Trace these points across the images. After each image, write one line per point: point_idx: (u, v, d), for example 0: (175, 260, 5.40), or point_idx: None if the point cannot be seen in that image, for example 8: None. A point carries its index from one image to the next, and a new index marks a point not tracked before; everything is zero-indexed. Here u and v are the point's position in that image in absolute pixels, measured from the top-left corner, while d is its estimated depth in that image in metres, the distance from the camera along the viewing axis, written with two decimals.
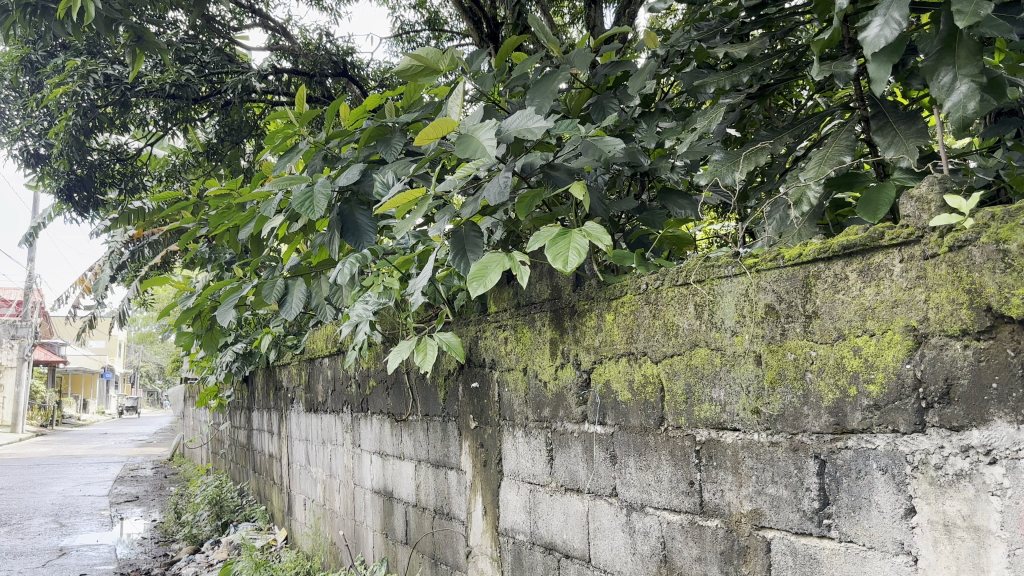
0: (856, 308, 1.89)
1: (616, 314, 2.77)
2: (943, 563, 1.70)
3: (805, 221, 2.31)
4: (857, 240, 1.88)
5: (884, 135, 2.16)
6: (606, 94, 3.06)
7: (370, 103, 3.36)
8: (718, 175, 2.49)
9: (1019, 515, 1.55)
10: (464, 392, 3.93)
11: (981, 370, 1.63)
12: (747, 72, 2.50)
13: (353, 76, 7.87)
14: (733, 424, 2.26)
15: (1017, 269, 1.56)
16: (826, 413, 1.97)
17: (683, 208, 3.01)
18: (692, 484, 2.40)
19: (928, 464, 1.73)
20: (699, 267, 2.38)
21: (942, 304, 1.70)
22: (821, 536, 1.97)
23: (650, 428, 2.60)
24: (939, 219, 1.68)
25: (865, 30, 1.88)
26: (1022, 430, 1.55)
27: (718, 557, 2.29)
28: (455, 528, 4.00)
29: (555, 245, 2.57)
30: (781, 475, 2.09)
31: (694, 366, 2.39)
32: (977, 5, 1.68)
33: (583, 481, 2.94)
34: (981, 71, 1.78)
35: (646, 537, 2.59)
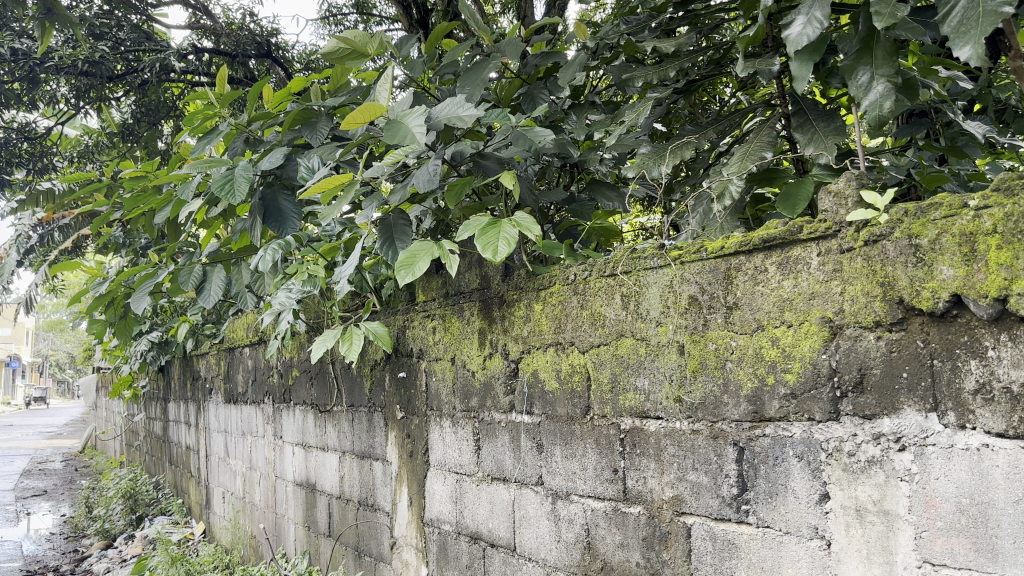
0: (774, 300, 1.95)
1: (544, 304, 2.78)
2: (854, 546, 1.77)
3: (727, 215, 2.37)
4: (777, 234, 1.93)
5: (804, 132, 2.22)
6: (536, 85, 3.10)
7: (295, 86, 3.27)
8: (645, 168, 2.52)
9: (925, 500, 1.63)
10: (390, 382, 3.89)
11: (892, 360, 1.70)
12: (674, 67, 2.54)
13: (277, 58, 7.63)
14: (656, 413, 2.30)
15: (928, 263, 1.63)
16: (745, 402, 2.03)
17: (611, 200, 3.06)
18: (616, 472, 2.44)
19: (842, 451, 1.80)
20: (625, 258, 2.41)
21: (857, 297, 1.77)
22: (739, 521, 2.03)
23: (576, 417, 2.63)
24: (856, 214, 1.74)
25: (789, 28, 1.94)
26: (929, 418, 1.63)
27: (640, 542, 2.34)
28: (379, 520, 3.97)
29: (485, 234, 2.55)
30: (701, 462, 2.15)
31: (620, 355, 2.43)
32: (896, 7, 1.73)
33: (509, 470, 2.96)
34: (896, 72, 1.85)
35: (571, 524, 2.62)
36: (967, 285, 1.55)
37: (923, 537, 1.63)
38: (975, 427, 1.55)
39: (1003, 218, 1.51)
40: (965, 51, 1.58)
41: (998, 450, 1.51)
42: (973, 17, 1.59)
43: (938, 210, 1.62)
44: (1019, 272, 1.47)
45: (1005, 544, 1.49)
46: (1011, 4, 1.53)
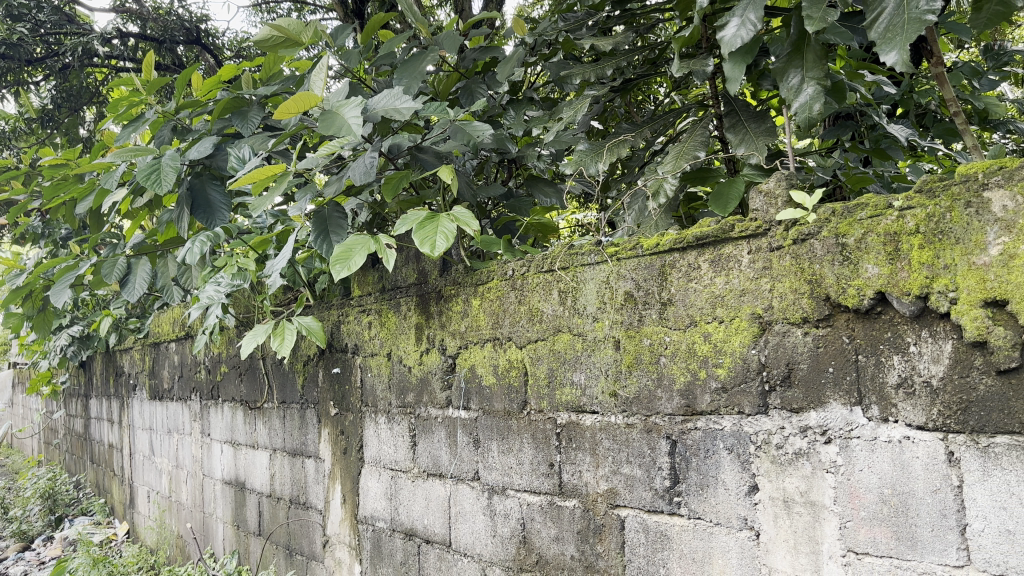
0: (707, 296, 1.99)
1: (482, 300, 2.78)
2: (781, 537, 1.82)
3: (662, 212, 2.40)
4: (709, 232, 1.97)
5: (736, 132, 2.27)
6: (475, 79, 3.09)
7: (225, 73, 3.19)
8: (582, 165, 2.54)
9: (850, 491, 1.69)
10: (324, 378, 3.84)
11: (819, 355, 1.75)
12: (611, 66, 2.57)
13: (207, 45, 7.41)
14: (592, 407, 2.33)
15: (853, 262, 1.68)
16: (678, 396, 2.07)
17: (549, 196, 3.08)
18: (552, 466, 2.46)
19: (770, 444, 1.85)
20: (563, 254, 2.42)
21: (786, 293, 1.81)
22: (671, 513, 2.07)
23: (513, 412, 2.63)
24: (785, 214, 1.79)
25: (723, 29, 1.97)
26: (854, 411, 1.68)
27: (575, 535, 2.36)
28: (312, 518, 3.91)
29: (422, 228, 2.53)
30: (635, 456, 2.18)
31: (557, 351, 2.45)
32: (826, 12, 1.78)
33: (445, 466, 2.95)
34: (825, 75, 1.91)
35: (507, 519, 2.63)
36: (891, 283, 1.61)
37: (848, 526, 1.69)
38: (897, 420, 1.61)
39: (925, 218, 1.57)
40: (891, 57, 1.64)
41: (919, 442, 1.57)
42: (899, 24, 1.64)
43: (864, 210, 1.68)
44: (940, 270, 1.53)
45: (924, 531, 1.56)
46: (934, 13, 1.59)
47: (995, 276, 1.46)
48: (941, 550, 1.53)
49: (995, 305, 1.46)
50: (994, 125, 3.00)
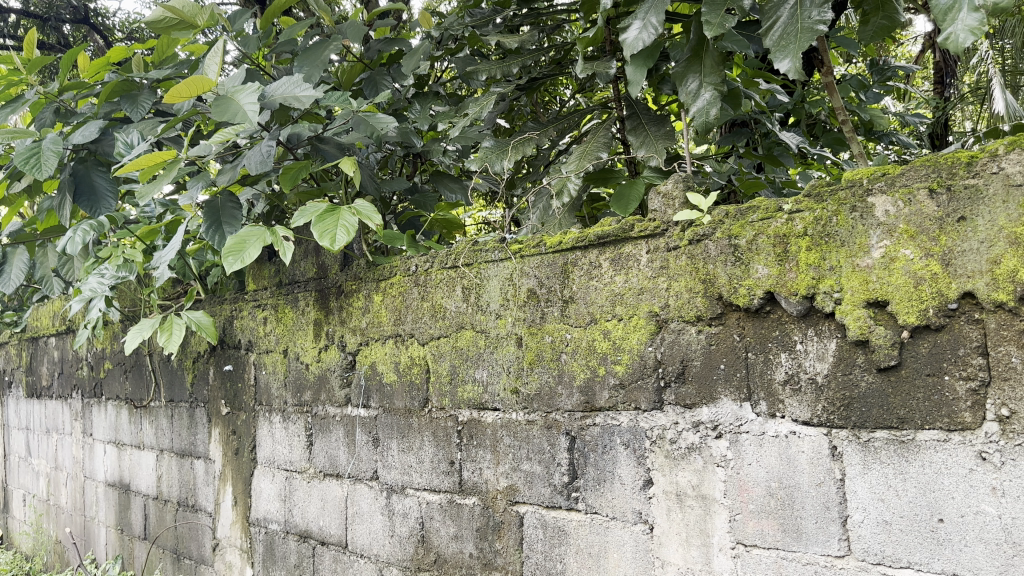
0: (607, 294, 2.01)
1: (384, 295, 2.74)
2: (674, 530, 1.86)
3: (565, 211, 2.41)
4: (611, 231, 1.99)
5: (637, 135, 2.31)
6: (379, 70, 3.02)
7: (114, 55, 3.01)
8: (487, 162, 2.53)
9: (739, 484, 1.74)
10: (215, 375, 3.69)
11: (711, 352, 1.80)
12: (517, 64, 2.56)
13: (97, 25, 7.01)
14: (493, 404, 2.32)
15: (744, 263, 1.73)
16: (577, 392, 2.08)
17: (454, 193, 3.08)
18: (453, 463, 2.44)
19: (665, 439, 1.88)
20: (467, 251, 2.41)
21: (681, 292, 1.85)
22: (569, 508, 2.09)
23: (413, 410, 2.60)
24: (682, 215, 1.83)
25: (626, 32, 1.98)
26: (743, 407, 1.73)
27: (474, 533, 2.35)
28: (201, 520, 3.76)
29: (322, 221, 2.46)
30: (535, 452, 2.18)
31: (460, 348, 2.43)
32: (723, 18, 1.81)
33: (343, 466, 2.88)
34: (722, 81, 1.95)
35: (405, 519, 2.60)
36: (779, 283, 1.66)
37: (737, 519, 1.74)
38: (784, 415, 1.66)
39: (813, 221, 1.62)
40: (784, 64, 1.69)
41: (804, 437, 1.63)
42: (792, 32, 1.70)
43: (755, 213, 1.72)
44: (826, 272, 1.59)
45: (808, 524, 1.62)
46: (825, 23, 1.66)
47: (877, 278, 1.52)
48: (824, 541, 1.60)
49: (876, 306, 1.53)
50: (878, 135, 3.18)
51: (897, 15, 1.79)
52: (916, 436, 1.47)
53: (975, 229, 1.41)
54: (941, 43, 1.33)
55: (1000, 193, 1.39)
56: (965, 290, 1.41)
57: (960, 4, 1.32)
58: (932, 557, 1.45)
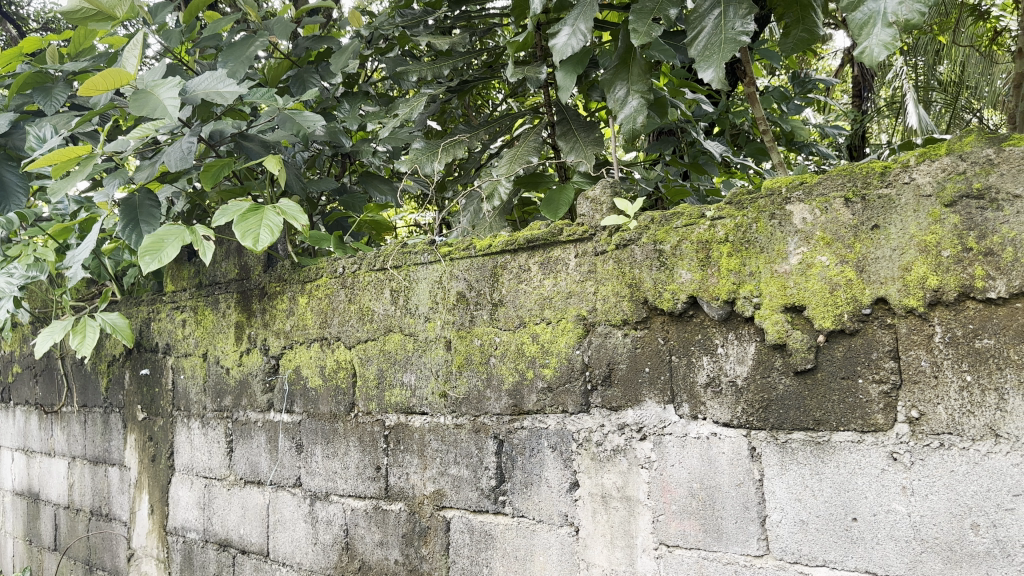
0: (535, 298, 2.01)
1: (309, 298, 2.68)
2: (599, 532, 1.87)
3: (495, 214, 2.40)
4: (539, 234, 2.00)
5: (567, 140, 2.33)
6: (307, 68, 2.97)
7: (26, 45, 2.88)
8: (417, 163, 2.50)
9: (662, 485, 1.76)
10: (131, 379, 3.56)
11: (637, 356, 1.81)
12: (448, 66, 2.55)
13: (11, 15, 6.71)
14: (421, 408, 2.29)
15: (669, 267, 1.75)
16: (505, 395, 2.07)
17: (384, 194, 3.06)
18: (379, 469, 2.40)
19: (591, 441, 1.89)
20: (395, 253, 2.38)
21: (608, 296, 1.86)
22: (496, 512, 2.09)
23: (339, 415, 2.55)
24: (609, 219, 1.85)
25: (555, 37, 1.98)
26: (667, 409, 1.76)
27: (400, 540, 2.32)
28: (115, 530, 3.61)
29: (244, 220, 2.39)
30: (462, 456, 2.17)
31: (388, 351, 2.39)
32: (651, 27, 1.82)
33: (264, 472, 2.81)
34: (648, 89, 1.98)
35: (328, 526, 2.55)
36: (702, 288, 1.69)
37: (660, 520, 1.76)
38: (706, 417, 1.69)
39: (734, 228, 1.66)
40: (708, 74, 1.72)
41: (724, 438, 1.66)
42: (716, 43, 1.73)
43: (679, 219, 1.75)
44: (746, 277, 1.62)
45: (728, 524, 1.65)
46: (747, 34, 1.70)
47: (794, 283, 1.56)
48: (743, 541, 1.63)
49: (794, 311, 1.56)
50: (798, 146, 3.26)
51: (816, 29, 1.84)
52: (832, 438, 1.51)
53: (888, 237, 1.45)
54: (857, 57, 1.37)
55: (912, 203, 1.43)
56: (878, 296, 1.46)
57: (875, 19, 1.37)
58: (846, 555, 1.49)
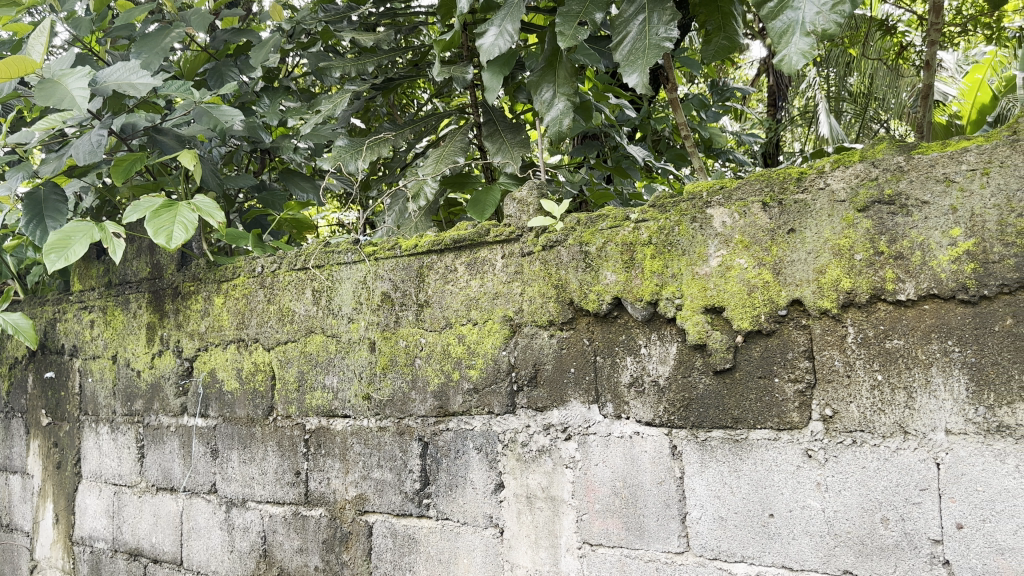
0: (462, 298, 2.00)
1: (226, 298, 2.60)
2: (523, 532, 1.87)
3: (421, 214, 2.38)
4: (466, 235, 1.99)
5: (493, 141, 2.32)
6: (225, 61, 2.88)
7: None
8: (341, 161, 2.45)
9: (586, 485, 1.78)
10: (34, 383, 3.38)
11: (562, 356, 1.82)
12: (372, 63, 2.51)
13: None
14: (343, 411, 2.25)
15: (594, 269, 1.77)
16: (431, 397, 2.05)
17: (305, 191, 2.97)
18: (298, 474, 2.35)
19: (516, 442, 1.90)
20: (317, 252, 2.33)
21: (534, 297, 1.87)
22: (420, 515, 2.06)
23: (257, 419, 2.48)
24: (535, 221, 1.85)
25: (482, 37, 1.97)
26: (591, 409, 1.78)
27: (320, 545, 2.27)
28: (15, 542, 3.42)
29: (157, 217, 2.30)
30: (386, 459, 2.14)
31: (309, 353, 2.34)
32: (577, 30, 1.82)
33: (177, 479, 2.71)
34: (574, 92, 1.99)
35: (245, 533, 2.47)
36: (626, 289, 1.71)
37: (584, 519, 1.77)
38: (629, 417, 1.71)
39: (657, 230, 1.68)
40: (633, 78, 1.74)
41: (647, 437, 1.69)
42: (640, 48, 1.75)
43: (604, 221, 1.77)
44: (668, 279, 1.65)
45: (650, 521, 1.68)
46: (670, 41, 1.73)
47: (714, 285, 1.59)
48: (664, 538, 1.66)
49: (713, 312, 1.59)
50: (716, 153, 3.35)
51: (736, 37, 1.88)
52: (749, 435, 1.55)
53: (803, 240, 1.50)
54: (777, 64, 1.41)
55: (826, 208, 1.48)
56: (793, 298, 1.50)
57: (794, 28, 1.41)
58: (763, 551, 1.53)
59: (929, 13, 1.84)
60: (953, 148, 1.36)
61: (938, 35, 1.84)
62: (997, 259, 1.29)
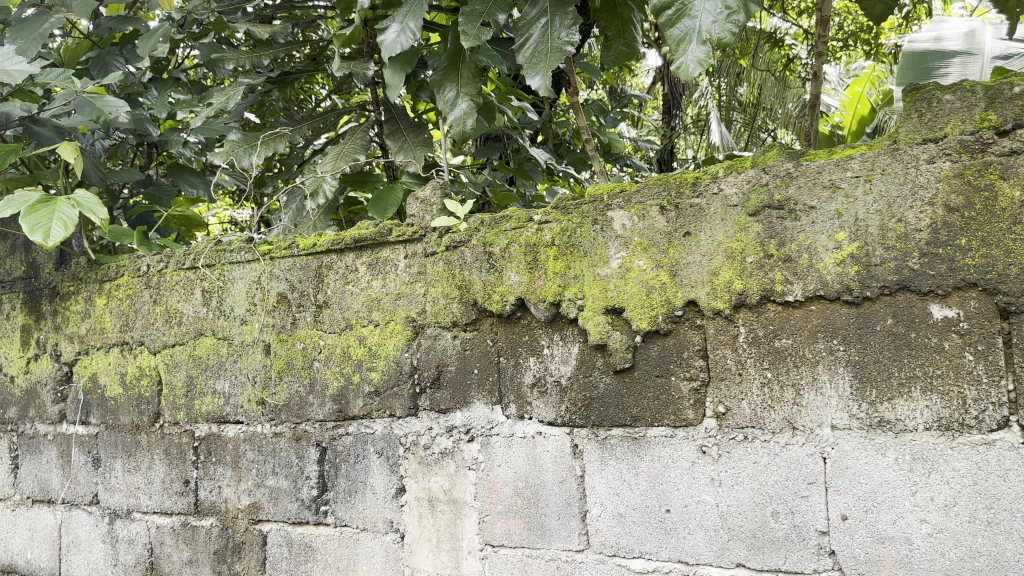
0: (363, 299, 1.96)
1: (109, 299, 2.46)
2: (425, 536, 1.85)
3: (320, 212, 2.32)
4: (367, 234, 1.95)
5: (395, 139, 2.29)
6: (109, 50, 2.73)
7: None
8: (234, 156, 2.36)
9: (488, 486, 1.78)
10: None
11: (466, 357, 1.82)
12: (268, 56, 2.43)
13: None
14: (235, 417, 2.17)
15: (497, 270, 1.77)
16: (329, 401, 2.00)
17: (195, 188, 2.85)
18: (187, 483, 2.25)
19: (418, 445, 1.87)
20: (208, 250, 2.24)
21: (438, 298, 1.85)
22: (317, 523, 2.01)
23: (142, 426, 2.36)
24: (438, 221, 1.83)
25: (383, 34, 1.93)
26: (494, 411, 1.77)
27: (211, 557, 2.19)
28: None
29: (33, 213, 2.15)
30: (281, 466, 2.08)
31: (198, 356, 2.25)
32: (480, 30, 1.80)
33: (55, 490, 2.55)
34: (477, 92, 1.98)
35: (130, 545, 2.35)
36: (529, 290, 1.71)
37: (485, 521, 1.77)
38: (532, 417, 1.72)
39: (559, 232, 1.69)
40: (535, 81, 1.75)
41: (549, 437, 1.70)
42: (542, 51, 1.76)
43: (508, 222, 1.76)
44: (570, 280, 1.66)
45: (551, 520, 1.69)
46: (572, 45, 1.74)
47: (614, 286, 1.61)
48: (565, 536, 1.67)
49: (614, 312, 1.62)
50: (615, 158, 3.39)
51: (634, 44, 1.92)
52: (647, 433, 1.58)
53: (698, 243, 1.54)
54: (674, 71, 1.44)
55: (720, 212, 1.52)
56: (689, 299, 1.54)
57: (690, 36, 1.44)
58: (661, 546, 1.56)
59: (816, 26, 1.92)
60: (839, 156, 1.42)
61: (824, 47, 1.92)
62: (878, 262, 1.36)
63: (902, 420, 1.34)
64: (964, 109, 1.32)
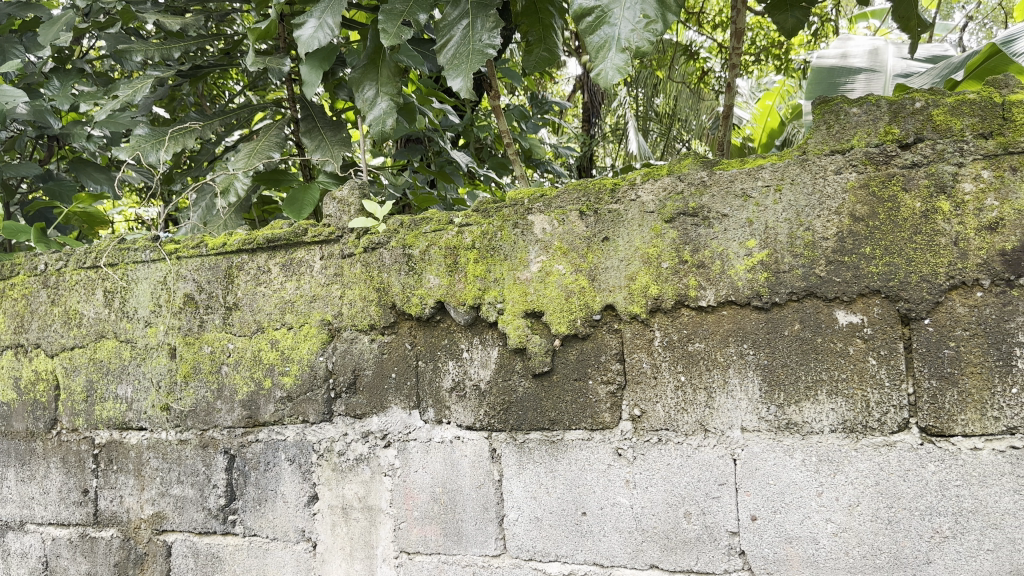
0: (275, 301, 1.90)
1: (3, 299, 2.33)
2: (338, 544, 1.81)
3: (231, 211, 2.25)
4: (281, 234, 1.89)
5: (312, 138, 2.23)
6: (7, 37, 2.58)
7: None
8: (140, 151, 2.23)
9: (405, 492, 1.75)
10: None
11: (383, 361, 1.78)
12: (179, 48, 2.33)
13: None
14: (138, 424, 2.07)
15: (417, 273, 1.74)
16: (238, 407, 1.93)
17: (99, 183, 2.74)
18: (85, 493, 2.13)
19: (332, 451, 1.83)
20: (110, 249, 2.13)
21: (354, 301, 1.81)
22: (224, 533, 1.94)
23: (37, 433, 2.23)
24: (356, 222, 1.79)
25: (300, 29, 1.87)
26: (411, 415, 1.75)
27: (111, 569, 2.09)
28: None
29: None
30: (187, 474, 1.99)
31: (99, 360, 2.14)
32: (400, 29, 1.77)
33: None
34: (398, 92, 1.95)
35: (23, 559, 2.22)
36: (448, 293, 1.69)
37: (401, 528, 1.74)
38: (450, 421, 1.70)
39: (480, 235, 1.68)
40: (457, 83, 1.74)
41: (467, 441, 1.68)
42: (464, 53, 1.75)
43: (428, 224, 1.74)
44: (490, 283, 1.65)
45: (468, 526, 1.67)
46: (493, 48, 1.73)
47: (534, 290, 1.61)
48: (481, 542, 1.66)
49: (533, 316, 1.61)
50: (536, 163, 3.40)
51: (555, 49, 1.92)
52: (565, 436, 1.59)
53: (616, 248, 1.55)
54: (594, 78, 1.44)
55: (637, 218, 1.54)
56: (607, 303, 1.54)
57: (610, 44, 1.45)
58: (576, 549, 1.57)
59: (731, 38, 1.96)
60: (751, 165, 1.45)
61: (738, 60, 1.96)
62: (787, 269, 1.40)
63: (809, 422, 1.38)
64: (870, 122, 1.37)
